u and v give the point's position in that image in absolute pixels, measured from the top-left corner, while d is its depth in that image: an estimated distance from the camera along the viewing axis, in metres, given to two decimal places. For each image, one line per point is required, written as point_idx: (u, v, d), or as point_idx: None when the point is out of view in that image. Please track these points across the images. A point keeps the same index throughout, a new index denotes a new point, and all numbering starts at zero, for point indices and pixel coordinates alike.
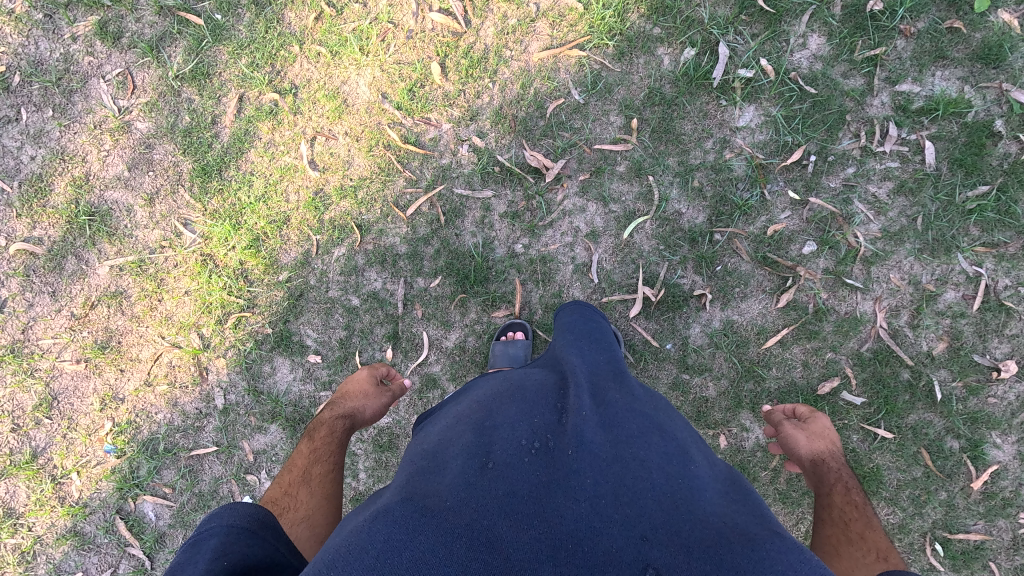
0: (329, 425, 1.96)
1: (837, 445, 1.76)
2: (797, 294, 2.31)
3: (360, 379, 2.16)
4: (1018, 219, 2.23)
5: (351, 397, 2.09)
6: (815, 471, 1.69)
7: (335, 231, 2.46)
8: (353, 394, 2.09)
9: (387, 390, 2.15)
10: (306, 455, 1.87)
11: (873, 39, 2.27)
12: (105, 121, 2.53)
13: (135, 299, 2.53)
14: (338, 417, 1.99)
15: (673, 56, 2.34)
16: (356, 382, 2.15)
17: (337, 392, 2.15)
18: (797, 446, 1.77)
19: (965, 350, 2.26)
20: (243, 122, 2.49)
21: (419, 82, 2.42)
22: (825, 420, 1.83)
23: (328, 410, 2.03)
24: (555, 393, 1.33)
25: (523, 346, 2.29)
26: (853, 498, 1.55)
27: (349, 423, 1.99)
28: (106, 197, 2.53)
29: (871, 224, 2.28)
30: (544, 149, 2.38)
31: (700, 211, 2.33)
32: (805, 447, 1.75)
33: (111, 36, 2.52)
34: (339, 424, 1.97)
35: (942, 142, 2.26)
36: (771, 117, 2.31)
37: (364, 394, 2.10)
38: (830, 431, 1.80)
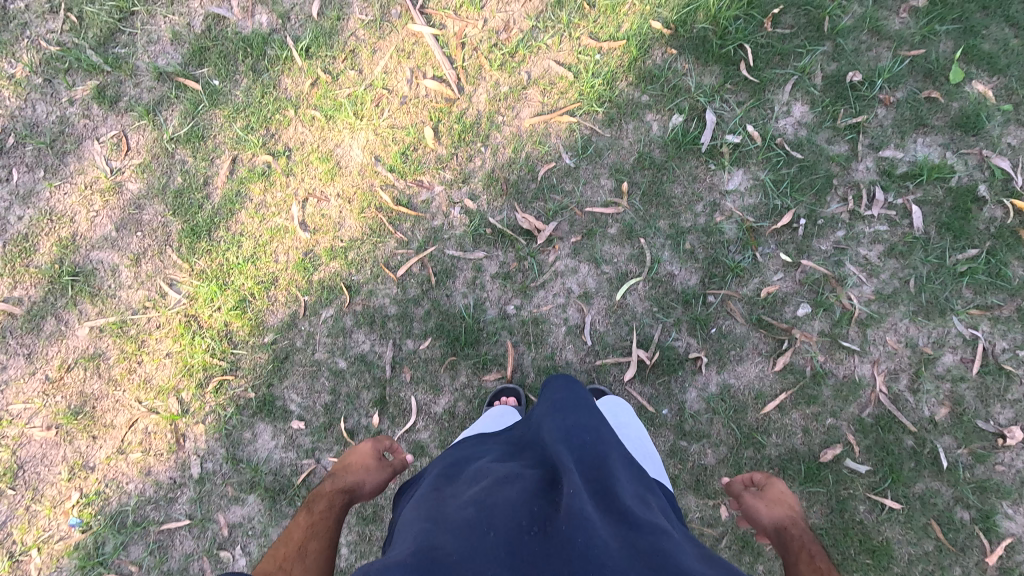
0: (327, 499, 1.83)
1: (796, 509, 1.69)
2: (794, 357, 2.27)
3: (363, 451, 2.02)
4: (1009, 282, 2.23)
5: (352, 470, 1.96)
6: (779, 539, 1.61)
7: (324, 292, 2.42)
8: (354, 467, 1.96)
9: (389, 464, 1.98)
10: (303, 528, 1.73)
11: (854, 107, 2.34)
12: (97, 182, 2.52)
13: (114, 361, 2.45)
14: (337, 491, 1.86)
15: (661, 122, 2.39)
16: (358, 454, 2.01)
17: (339, 462, 2.02)
18: (758, 515, 1.69)
19: (967, 415, 2.21)
20: (235, 183, 2.49)
21: (413, 146, 2.46)
22: (780, 484, 1.78)
23: (328, 483, 1.90)
24: (545, 473, 1.26)
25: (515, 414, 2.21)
26: (819, 566, 1.48)
27: (348, 499, 1.85)
28: (91, 257, 2.49)
29: (864, 286, 2.27)
30: (536, 211, 2.39)
31: (693, 273, 2.32)
32: (767, 515, 1.68)
33: (108, 100, 2.56)
34: (338, 499, 1.84)
35: (929, 207, 2.29)
36: (760, 181, 2.34)
37: (365, 467, 1.95)
38: (788, 496, 1.74)
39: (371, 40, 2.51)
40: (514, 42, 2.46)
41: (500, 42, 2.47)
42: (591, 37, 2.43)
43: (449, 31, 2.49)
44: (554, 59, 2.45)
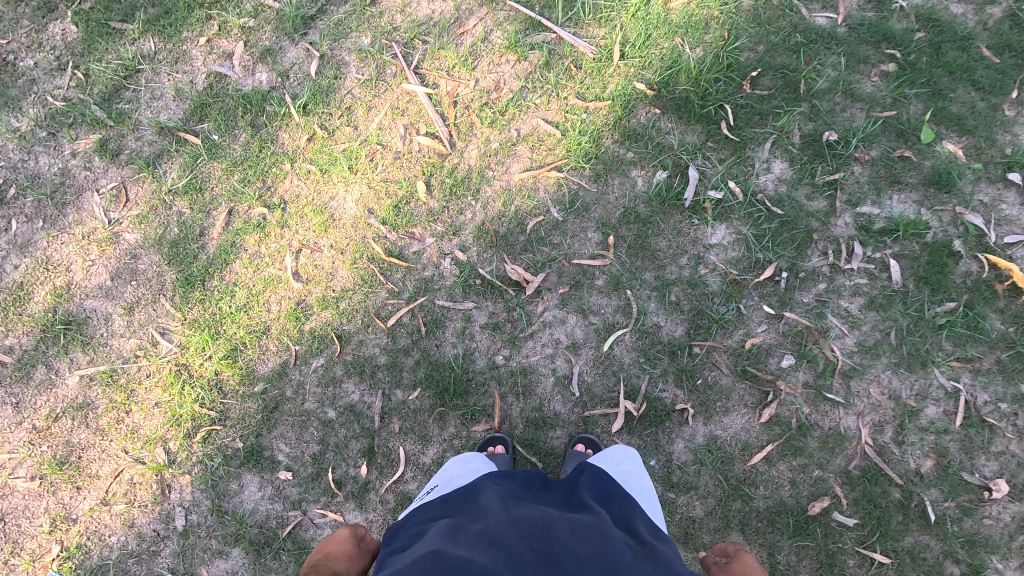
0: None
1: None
2: (779, 409, 2.29)
3: (342, 539, 1.59)
4: (988, 335, 2.27)
5: (334, 559, 1.53)
6: None
7: (315, 341, 2.45)
8: (335, 556, 1.54)
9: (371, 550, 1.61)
10: None
11: (831, 165, 2.43)
12: (94, 232, 2.57)
13: (102, 411, 2.45)
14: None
15: (646, 177, 2.47)
16: (338, 543, 1.57)
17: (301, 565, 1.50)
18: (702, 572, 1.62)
19: (953, 467, 2.22)
20: (230, 234, 2.54)
21: (405, 199, 2.53)
22: (749, 557, 1.50)
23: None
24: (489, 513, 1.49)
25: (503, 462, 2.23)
26: None
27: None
28: (85, 306, 2.52)
29: (846, 338, 2.31)
30: (524, 263, 2.44)
31: (678, 324, 2.36)
32: None
33: (110, 153, 2.63)
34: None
35: (907, 261, 2.35)
36: (742, 235, 2.40)
37: (348, 560, 1.54)
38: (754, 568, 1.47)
39: (367, 98, 2.62)
40: (504, 100, 2.57)
41: (490, 100, 2.58)
42: (578, 97, 2.55)
43: (442, 90, 2.60)
44: (543, 117, 2.55)
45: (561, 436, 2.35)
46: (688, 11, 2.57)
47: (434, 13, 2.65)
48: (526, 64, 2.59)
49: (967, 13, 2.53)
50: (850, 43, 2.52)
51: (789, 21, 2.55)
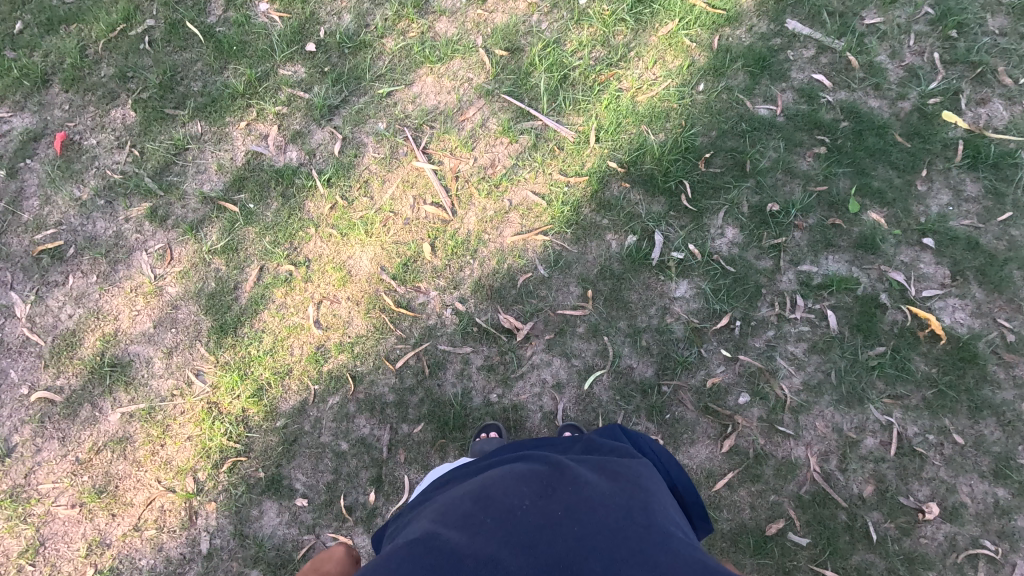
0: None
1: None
2: (738, 440, 2.62)
3: (337, 556, 1.62)
4: (913, 375, 2.65)
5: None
6: None
7: (332, 381, 2.79)
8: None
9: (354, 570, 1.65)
10: None
11: (775, 231, 2.87)
12: (141, 286, 2.96)
13: (139, 444, 2.75)
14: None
15: (619, 240, 2.90)
16: (332, 559, 1.61)
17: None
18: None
19: (890, 492, 2.54)
20: (261, 288, 2.93)
21: (413, 258, 2.94)
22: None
23: None
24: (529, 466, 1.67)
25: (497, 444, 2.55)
26: None
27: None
28: (129, 350, 2.87)
29: (793, 377, 2.68)
30: (515, 313, 2.83)
31: (649, 366, 2.73)
32: None
33: (159, 218, 3.06)
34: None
35: (842, 311, 2.75)
36: (701, 289, 2.81)
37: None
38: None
39: (382, 173, 3.08)
40: (498, 175, 3.04)
41: (487, 175, 3.04)
42: (561, 173, 3.02)
43: (446, 166, 3.07)
44: (531, 189, 3.01)
45: None
46: (652, 104, 3.10)
47: (440, 103, 3.18)
48: (517, 146, 3.08)
49: (882, 107, 3.06)
50: (787, 130, 3.03)
51: (736, 112, 3.07)
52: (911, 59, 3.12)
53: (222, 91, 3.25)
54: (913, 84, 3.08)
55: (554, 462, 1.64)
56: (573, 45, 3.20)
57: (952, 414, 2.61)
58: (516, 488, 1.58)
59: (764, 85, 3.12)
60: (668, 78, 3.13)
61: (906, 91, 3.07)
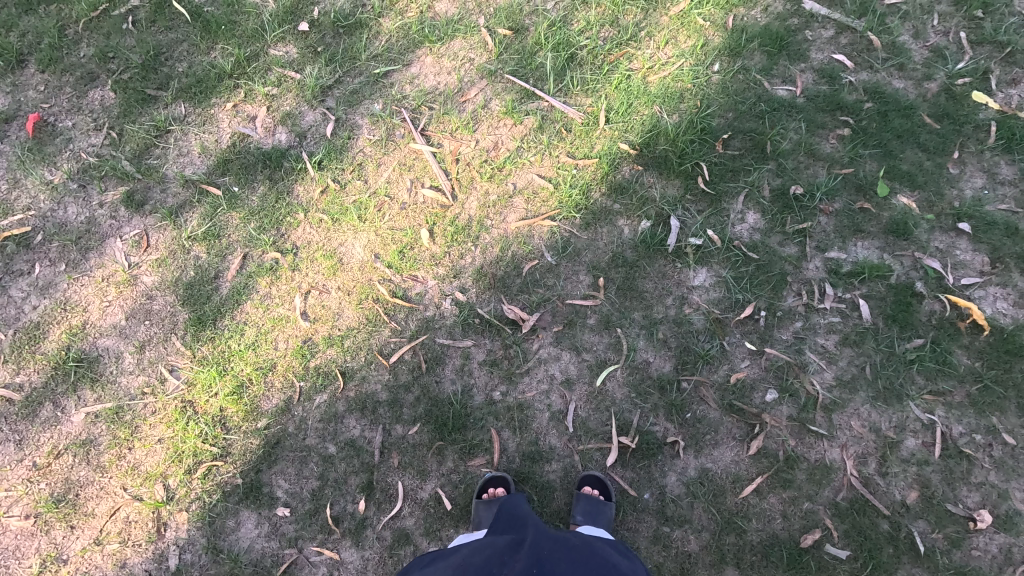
0: None
1: None
2: (766, 441, 2.38)
3: None
4: (956, 369, 2.42)
5: None
6: None
7: (319, 378, 2.54)
8: None
9: None
10: None
11: (799, 215, 2.67)
12: (114, 275, 2.72)
13: (104, 447, 2.48)
14: None
15: (631, 226, 2.69)
16: None
17: None
18: None
19: (937, 498, 2.29)
20: (244, 277, 2.70)
21: (410, 245, 2.72)
22: None
23: None
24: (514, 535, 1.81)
25: None
26: None
27: None
28: (98, 344, 2.62)
29: (825, 373, 2.45)
30: (521, 303, 2.60)
31: (667, 360, 2.50)
32: None
33: (135, 204, 2.83)
34: None
35: (874, 301, 2.54)
36: (722, 278, 2.59)
37: None
38: None
39: (377, 156, 2.88)
40: (501, 158, 2.84)
41: (489, 158, 2.85)
42: (568, 156, 2.83)
43: (445, 149, 2.88)
44: (537, 172, 2.81)
45: (556, 470, 2.43)
46: (665, 84, 2.92)
47: (440, 84, 3.00)
48: (521, 127, 2.89)
49: (907, 88, 2.89)
50: (808, 111, 2.85)
51: (753, 93, 2.90)
52: (936, 39, 2.96)
53: (208, 72, 3.06)
54: (940, 65, 2.91)
55: (530, 533, 1.79)
56: (580, 25, 3.04)
57: (1000, 411, 2.37)
58: (493, 554, 1.72)
59: (782, 65, 2.95)
60: (681, 58, 2.97)
61: (933, 71, 2.90)
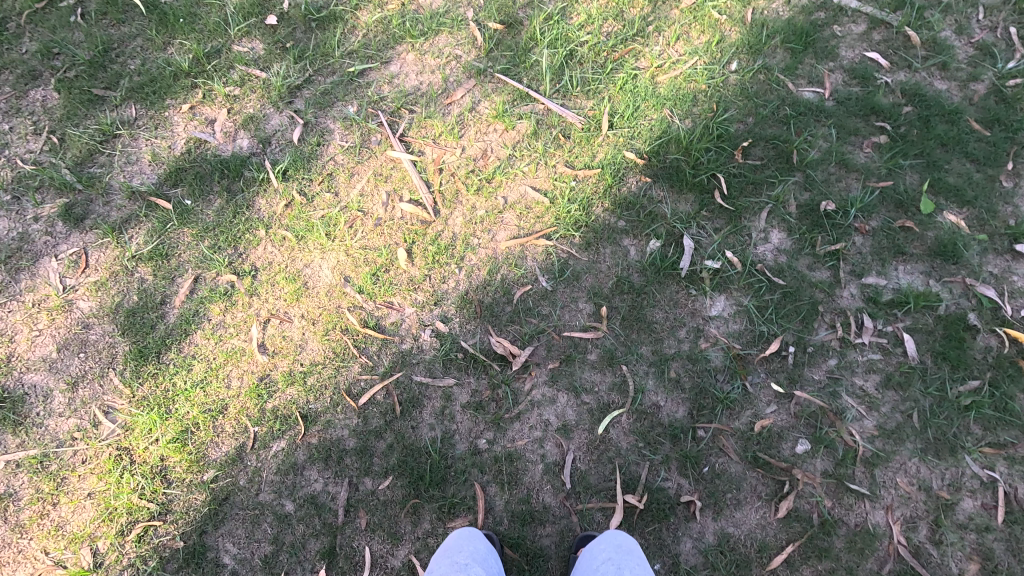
0: None
1: None
2: (797, 501, 2.02)
3: None
4: (1019, 417, 2.07)
5: None
6: None
7: (277, 422, 2.20)
8: None
9: None
10: None
11: (831, 235, 2.32)
12: (46, 300, 2.38)
13: (25, 503, 2.13)
14: None
15: (638, 246, 2.35)
16: None
17: None
18: None
19: (1001, 573, 1.94)
20: (194, 303, 2.36)
21: (384, 267, 2.38)
22: None
23: None
24: None
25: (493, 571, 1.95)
26: None
27: None
28: (23, 381, 2.27)
29: (865, 421, 2.10)
30: (511, 335, 2.26)
31: (679, 404, 2.15)
32: None
33: (74, 218, 2.49)
34: None
35: (921, 335, 2.19)
36: (743, 307, 2.25)
37: None
38: None
39: (350, 165, 2.54)
40: (490, 168, 2.50)
41: (477, 168, 2.51)
42: (566, 165, 2.49)
43: (427, 157, 2.54)
44: (530, 184, 2.48)
45: (551, 533, 2.08)
46: (676, 85, 2.58)
47: (422, 84, 2.66)
48: (513, 133, 2.56)
49: (951, 90, 2.55)
50: (839, 116, 2.51)
51: (776, 95, 2.56)
52: (982, 35, 2.63)
53: (163, 70, 2.73)
54: (987, 64, 2.58)
55: None
56: (580, 19, 2.71)
57: None
58: None
59: (808, 64, 2.62)
60: (694, 56, 2.64)
61: (980, 70, 2.56)
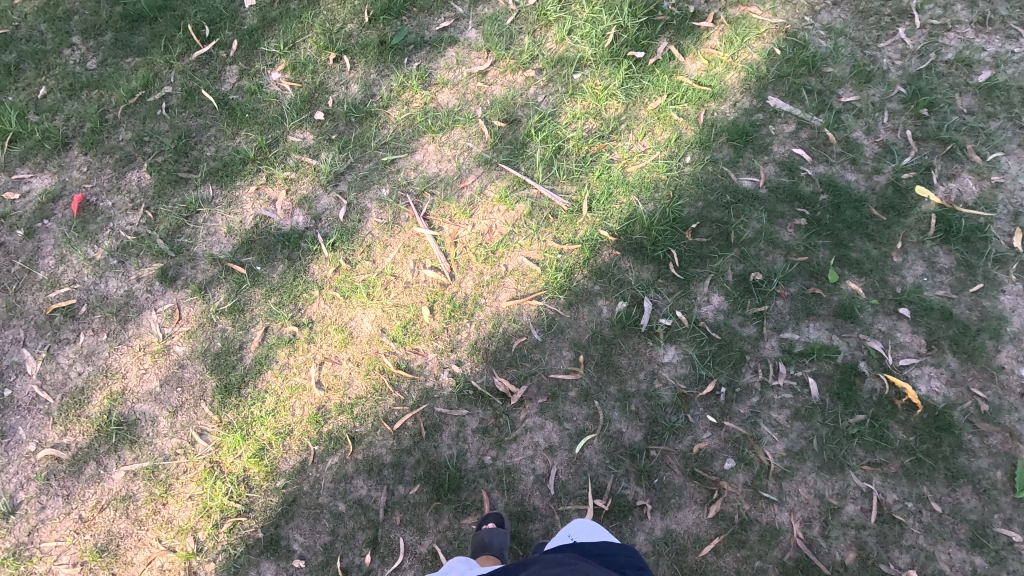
0: None
1: None
2: (724, 505, 2.70)
3: None
4: (892, 442, 2.75)
5: None
6: None
7: (331, 442, 2.88)
8: None
9: None
10: None
11: (758, 299, 3.01)
12: (150, 344, 3.07)
13: (142, 502, 2.82)
14: None
15: (609, 306, 3.03)
16: None
17: None
18: None
19: (872, 559, 2.62)
20: (265, 348, 3.04)
21: (412, 320, 3.06)
22: None
23: None
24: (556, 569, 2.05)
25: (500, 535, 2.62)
26: None
27: None
28: (136, 408, 2.96)
29: (777, 444, 2.78)
30: (510, 376, 2.94)
31: (638, 431, 2.83)
32: None
33: (169, 279, 3.18)
34: None
35: (823, 378, 2.87)
36: (688, 355, 2.93)
37: None
38: None
39: (384, 238, 3.23)
40: (495, 241, 3.19)
41: (484, 241, 3.19)
42: (555, 240, 3.17)
43: (445, 232, 3.22)
44: (526, 255, 3.16)
45: (539, 528, 2.76)
46: (642, 175, 3.27)
47: (441, 171, 3.35)
48: (513, 212, 3.24)
49: (859, 180, 3.23)
50: (769, 202, 3.20)
51: (721, 184, 3.24)
52: (886, 135, 3.31)
53: (233, 156, 3.43)
54: (888, 160, 3.26)
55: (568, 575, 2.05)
56: (567, 118, 3.40)
57: (930, 481, 2.70)
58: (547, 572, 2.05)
59: (747, 158, 3.30)
60: (657, 150, 3.32)
61: (881, 165, 3.25)
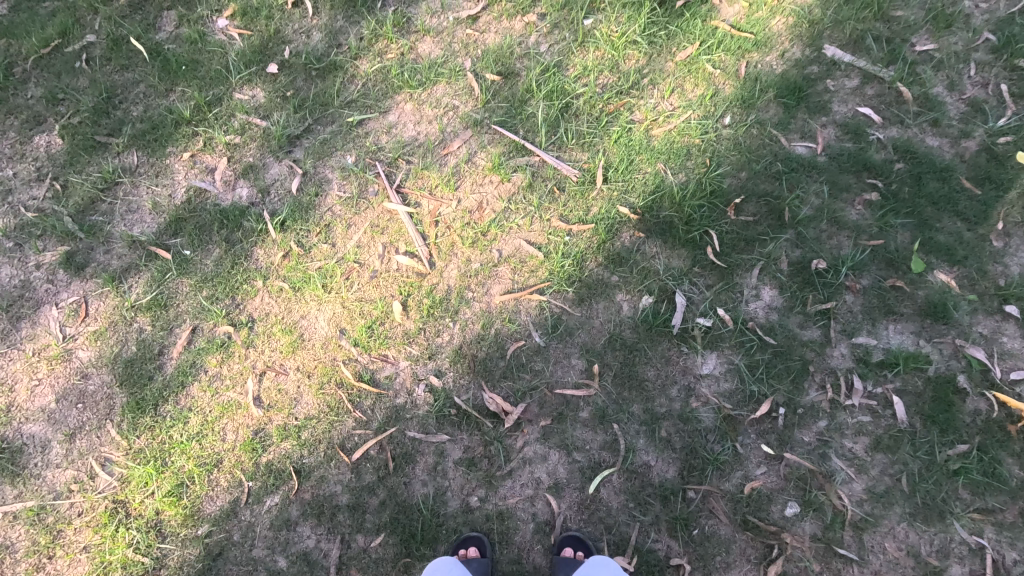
0: None
1: None
2: (786, 565, 2.04)
3: None
4: (1007, 482, 2.08)
5: None
6: None
7: (271, 477, 2.22)
8: None
9: None
10: None
11: (822, 293, 2.34)
12: (46, 349, 2.41)
13: (22, 555, 2.17)
14: None
15: (631, 302, 2.37)
16: None
17: None
18: None
19: None
20: (191, 354, 2.39)
21: (380, 319, 2.40)
22: None
23: None
24: None
25: (478, 567, 2.04)
26: None
27: None
28: (23, 431, 2.30)
29: (854, 484, 2.11)
30: (503, 392, 2.28)
31: (670, 464, 2.17)
32: None
33: (76, 266, 2.53)
34: None
35: (909, 397, 2.21)
36: (734, 365, 2.27)
37: None
38: None
39: (347, 216, 2.58)
40: (486, 221, 2.53)
41: (472, 220, 2.54)
42: (561, 220, 2.51)
43: (423, 209, 2.57)
44: (525, 238, 2.50)
45: None
46: (670, 139, 2.61)
47: (419, 134, 2.70)
48: (509, 185, 2.59)
49: (942, 146, 2.57)
50: (831, 172, 2.54)
51: (769, 150, 2.59)
52: (973, 92, 2.66)
53: (165, 117, 2.78)
54: (979, 121, 2.60)
55: None
56: (576, 71, 2.76)
57: None
58: None
59: (801, 119, 2.65)
60: (688, 109, 2.67)
61: (970, 127, 2.59)
